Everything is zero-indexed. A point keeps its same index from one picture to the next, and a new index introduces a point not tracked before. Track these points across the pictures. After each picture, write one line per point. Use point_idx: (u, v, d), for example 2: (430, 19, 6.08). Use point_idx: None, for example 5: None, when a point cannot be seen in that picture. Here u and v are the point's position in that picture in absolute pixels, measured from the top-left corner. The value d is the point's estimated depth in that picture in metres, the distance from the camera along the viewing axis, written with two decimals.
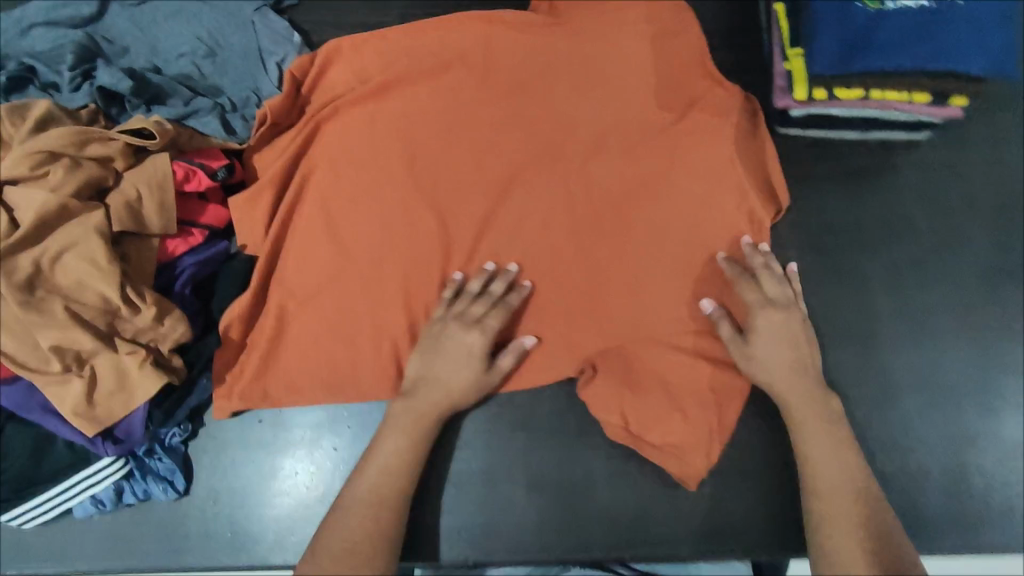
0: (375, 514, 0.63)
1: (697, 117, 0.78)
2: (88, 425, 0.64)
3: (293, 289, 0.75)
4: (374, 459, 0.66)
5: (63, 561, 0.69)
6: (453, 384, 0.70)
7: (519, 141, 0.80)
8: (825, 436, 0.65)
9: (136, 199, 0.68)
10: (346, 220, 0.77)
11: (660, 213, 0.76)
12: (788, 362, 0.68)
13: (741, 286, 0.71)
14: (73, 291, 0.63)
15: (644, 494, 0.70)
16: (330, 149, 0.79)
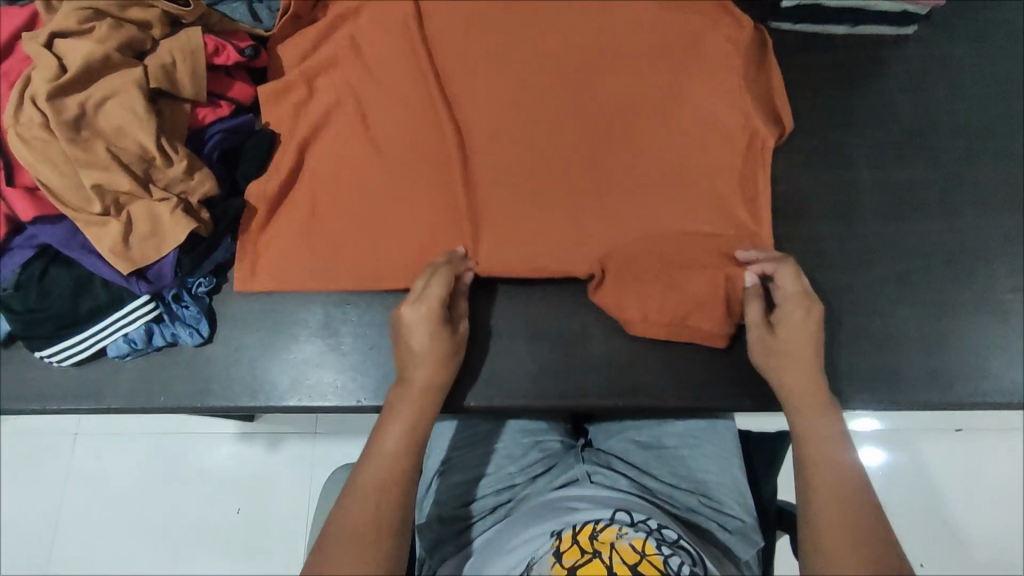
0: (380, 496, 0.60)
1: (705, 38, 0.79)
2: (124, 263, 0.70)
3: (310, 161, 0.80)
4: (378, 443, 0.63)
5: (104, 397, 0.76)
6: (430, 369, 0.68)
7: (524, 35, 0.82)
8: (824, 427, 0.63)
9: (172, 63, 0.73)
10: (363, 106, 0.81)
11: (665, 100, 0.79)
12: (804, 351, 0.66)
13: (780, 275, 0.69)
14: (113, 137, 0.69)
15: (636, 347, 0.75)
16: (337, 39, 0.83)
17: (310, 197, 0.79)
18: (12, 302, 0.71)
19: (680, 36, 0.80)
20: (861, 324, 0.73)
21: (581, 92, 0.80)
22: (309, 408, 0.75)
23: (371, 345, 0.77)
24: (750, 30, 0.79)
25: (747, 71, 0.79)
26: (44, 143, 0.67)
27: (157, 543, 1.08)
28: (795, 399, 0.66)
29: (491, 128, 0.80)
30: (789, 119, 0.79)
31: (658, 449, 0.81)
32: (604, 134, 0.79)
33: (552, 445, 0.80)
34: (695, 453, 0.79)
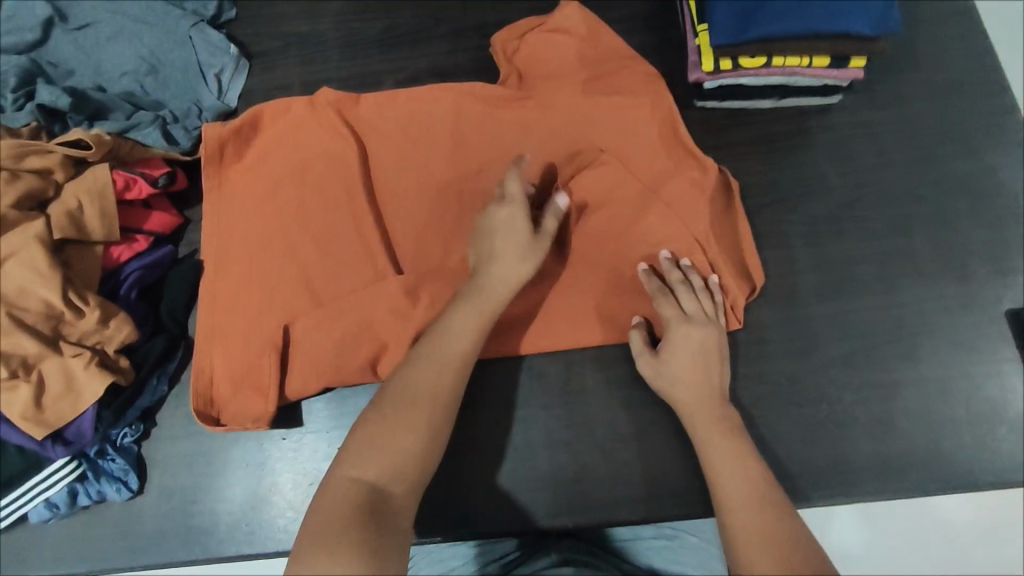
0: (437, 371, 0.63)
1: (668, 184, 0.74)
2: (36, 428, 0.66)
3: (232, 282, 0.75)
4: (434, 341, 0.65)
5: (28, 565, 0.71)
6: (512, 231, 0.68)
7: (449, 141, 0.77)
8: (731, 441, 0.63)
9: (78, 208, 0.71)
10: (281, 211, 0.76)
11: (601, 194, 0.74)
12: (698, 392, 0.66)
13: (657, 301, 0.70)
14: (16, 298, 0.66)
15: (587, 457, 0.72)
16: (263, 156, 0.80)
17: (232, 328, 0.74)
18: None
19: (643, 173, 0.74)
20: (809, 412, 0.72)
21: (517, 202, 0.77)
22: (249, 555, 0.72)
23: (311, 481, 0.73)
24: (714, 175, 0.74)
25: (712, 216, 0.74)
26: None
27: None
28: (696, 423, 0.66)
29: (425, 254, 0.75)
30: (757, 275, 0.74)
31: (636, 542, 0.79)
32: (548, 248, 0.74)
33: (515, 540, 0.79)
34: (675, 545, 0.79)
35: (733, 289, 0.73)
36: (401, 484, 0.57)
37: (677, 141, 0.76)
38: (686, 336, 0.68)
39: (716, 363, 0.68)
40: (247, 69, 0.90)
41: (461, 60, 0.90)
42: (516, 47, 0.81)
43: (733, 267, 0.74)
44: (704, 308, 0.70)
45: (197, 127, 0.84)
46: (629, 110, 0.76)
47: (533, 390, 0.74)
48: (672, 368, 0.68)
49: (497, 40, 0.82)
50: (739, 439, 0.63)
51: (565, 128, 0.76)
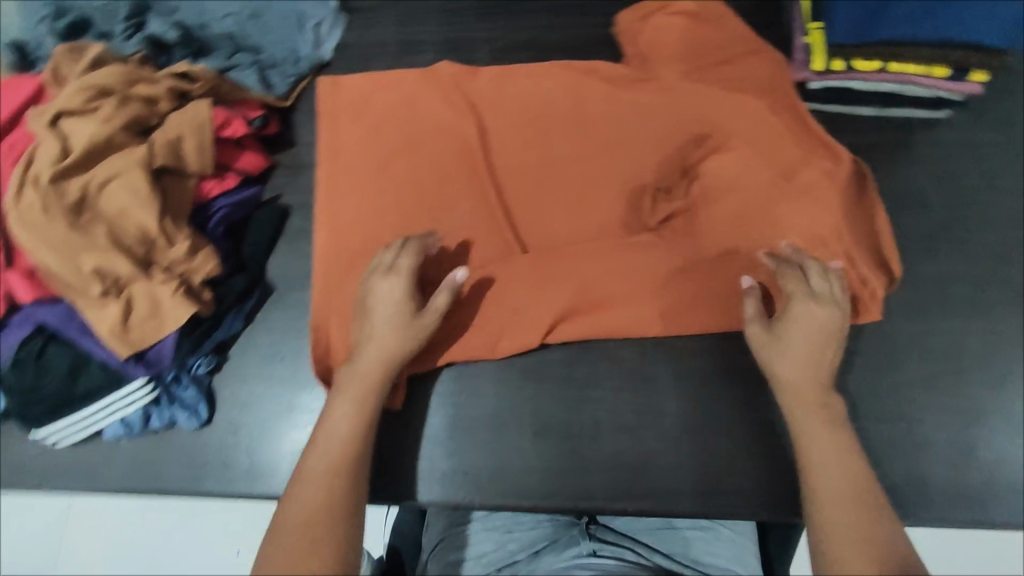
0: (340, 442, 0.63)
1: (802, 171, 0.77)
2: (120, 347, 0.68)
3: (339, 230, 0.79)
4: (317, 444, 0.63)
5: (98, 480, 0.74)
6: (394, 308, 0.69)
7: (554, 125, 0.82)
8: (829, 430, 0.62)
9: (178, 138, 0.72)
10: (399, 167, 0.80)
11: (726, 184, 0.78)
12: (808, 381, 0.65)
13: (783, 275, 0.70)
14: (116, 218, 0.68)
15: (651, 446, 0.72)
16: (376, 114, 0.83)
17: (354, 261, 0.77)
18: (9, 380, 0.69)
19: (771, 168, 0.78)
20: (886, 431, 0.70)
21: (609, 185, 0.80)
22: None
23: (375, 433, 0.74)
24: (849, 164, 0.76)
25: (844, 210, 0.76)
26: (41, 225, 0.65)
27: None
28: (796, 410, 0.64)
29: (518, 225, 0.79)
30: (897, 266, 0.74)
31: (670, 529, 0.76)
32: (652, 223, 0.78)
33: (550, 525, 0.77)
34: (711, 536, 0.75)
35: (870, 281, 0.73)
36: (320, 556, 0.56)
37: (806, 131, 0.79)
38: (810, 317, 0.67)
39: (826, 353, 0.67)
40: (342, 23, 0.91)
41: (560, 38, 0.90)
42: (638, 29, 0.86)
43: (866, 261, 0.74)
44: (835, 291, 0.69)
45: (293, 75, 0.86)
46: (752, 100, 0.80)
47: (608, 370, 0.75)
48: (790, 346, 0.66)
49: (620, 19, 0.87)
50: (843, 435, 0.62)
51: (675, 112, 0.81)
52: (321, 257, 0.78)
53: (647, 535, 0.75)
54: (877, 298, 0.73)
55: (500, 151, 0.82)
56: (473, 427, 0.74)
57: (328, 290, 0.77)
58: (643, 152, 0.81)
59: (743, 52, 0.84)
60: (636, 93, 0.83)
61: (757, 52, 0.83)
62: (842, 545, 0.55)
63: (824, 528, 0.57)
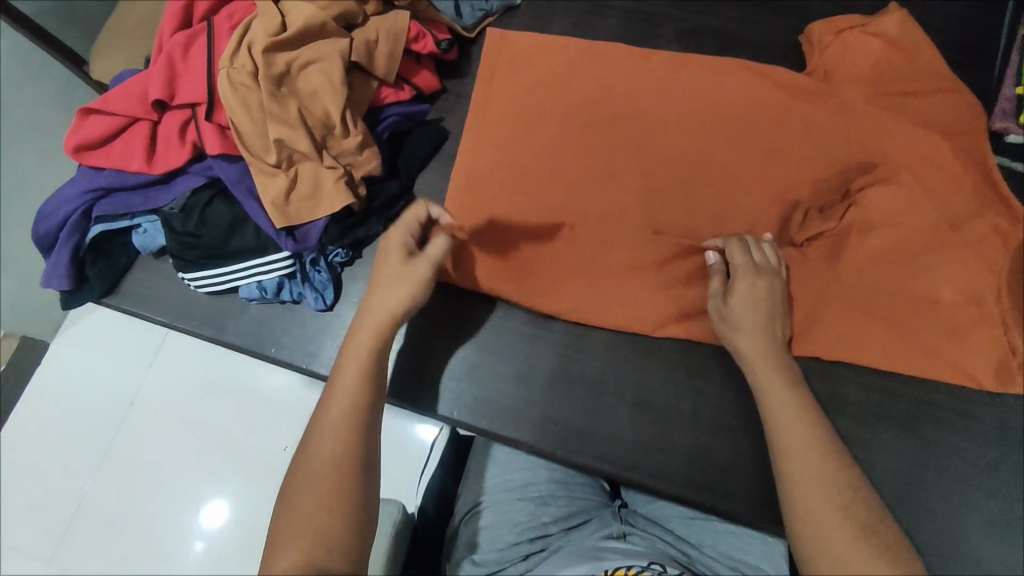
0: (337, 429, 0.58)
1: (970, 223, 0.73)
2: (278, 217, 0.73)
3: (491, 166, 0.81)
4: (323, 419, 0.58)
5: (223, 330, 0.80)
6: (386, 258, 0.69)
7: (722, 117, 0.80)
8: (794, 405, 0.61)
9: (376, 41, 0.76)
10: (562, 123, 0.82)
11: (888, 217, 0.74)
12: (762, 353, 0.66)
13: (730, 248, 0.71)
14: (306, 99, 0.73)
15: (746, 453, 0.71)
16: (550, 67, 0.85)
17: (500, 203, 0.79)
18: (173, 223, 0.76)
19: (943, 210, 0.74)
20: (998, 504, 0.68)
21: (765, 187, 0.77)
22: (400, 403, 0.76)
23: (475, 362, 0.77)
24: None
25: (1013, 274, 0.72)
26: (247, 91, 0.71)
27: (203, 462, 1.03)
28: (765, 387, 0.63)
29: (666, 202, 0.78)
30: None
31: (700, 519, 0.72)
32: (797, 240, 0.76)
33: (584, 499, 0.77)
34: (740, 534, 0.70)
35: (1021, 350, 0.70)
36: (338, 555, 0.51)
37: (987, 179, 0.74)
38: (753, 287, 0.68)
39: (777, 319, 0.69)
40: None
41: (748, 31, 0.88)
42: (830, 42, 0.81)
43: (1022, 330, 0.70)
44: (773, 261, 0.71)
45: (482, 9, 0.88)
46: (935, 139, 0.75)
47: (720, 368, 0.74)
48: (735, 308, 0.68)
49: (811, 28, 0.83)
50: (818, 421, 0.60)
51: (854, 133, 0.78)
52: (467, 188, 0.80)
53: (676, 522, 0.73)
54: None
55: (663, 132, 0.81)
56: (574, 387, 0.75)
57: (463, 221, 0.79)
58: (808, 164, 0.78)
59: (948, 87, 0.78)
60: (820, 106, 0.79)
61: (950, 90, 0.77)
62: (829, 538, 0.51)
63: (808, 518, 0.53)
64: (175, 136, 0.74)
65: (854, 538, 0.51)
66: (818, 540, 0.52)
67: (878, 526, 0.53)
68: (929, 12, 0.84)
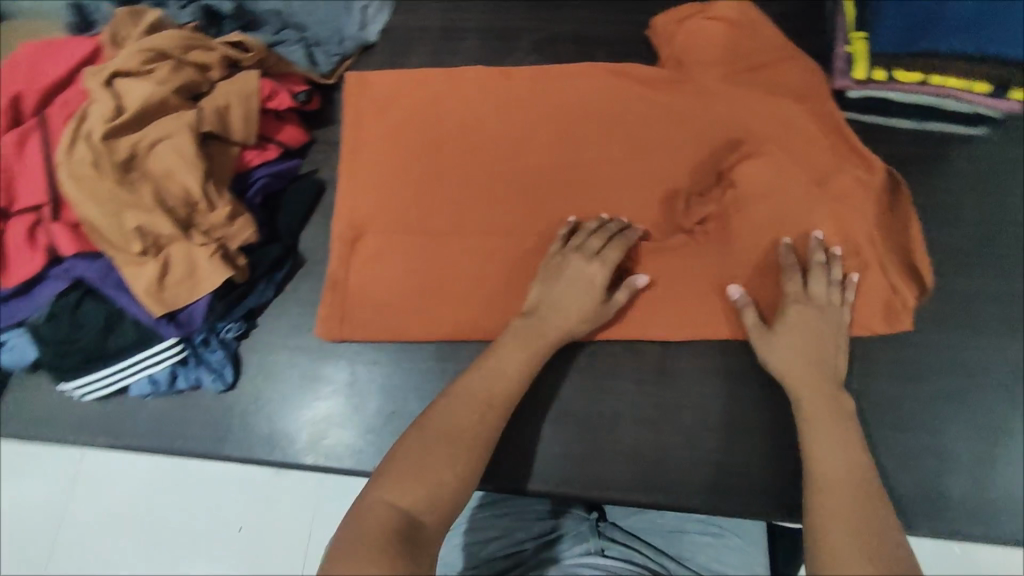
0: (482, 410, 0.63)
1: (835, 178, 0.77)
2: (156, 305, 0.69)
3: (372, 208, 0.80)
4: (439, 413, 0.62)
5: (123, 434, 0.75)
6: (584, 291, 0.71)
7: (590, 118, 0.82)
8: (835, 429, 0.62)
9: (227, 107, 0.73)
10: (436, 153, 0.81)
11: (760, 189, 0.77)
12: (813, 384, 0.66)
13: (788, 274, 0.71)
14: (163, 180, 0.70)
15: (668, 441, 0.73)
16: (412, 99, 0.84)
17: (391, 247, 0.78)
18: (41, 331, 0.70)
19: (806, 173, 0.77)
20: (910, 433, 0.71)
21: (642, 180, 0.79)
22: (325, 468, 0.74)
23: (395, 409, 0.75)
24: (881, 174, 0.76)
25: (876, 215, 0.76)
26: (93, 181, 0.66)
27: (146, 566, 0.97)
28: (809, 419, 0.64)
29: (553, 212, 0.79)
30: (926, 274, 0.75)
31: (681, 533, 0.77)
32: (687, 224, 0.78)
33: (564, 514, 0.77)
34: (720, 544, 0.76)
35: (900, 289, 0.74)
36: (428, 504, 0.55)
37: (841, 137, 0.78)
38: (803, 314, 0.69)
39: (828, 353, 0.68)
40: (384, 10, 0.91)
41: (600, 31, 0.91)
42: (674, 31, 0.85)
43: (898, 269, 0.75)
44: (835, 297, 0.70)
45: (338, 55, 0.88)
46: (788, 105, 0.79)
47: (631, 362, 0.76)
48: (780, 336, 0.68)
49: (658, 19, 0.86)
50: (856, 453, 0.61)
51: (712, 113, 0.81)
52: (349, 234, 0.79)
53: (656, 536, 0.77)
54: (908, 305, 0.74)
55: (537, 144, 0.81)
56: None
57: (359, 272, 0.78)
58: (679, 149, 0.80)
59: (790, 54, 0.81)
60: (677, 91, 0.82)
61: (793, 57, 0.81)
62: (835, 548, 0.52)
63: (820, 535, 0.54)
64: (22, 242, 0.69)
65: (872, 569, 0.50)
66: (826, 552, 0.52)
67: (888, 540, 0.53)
68: None
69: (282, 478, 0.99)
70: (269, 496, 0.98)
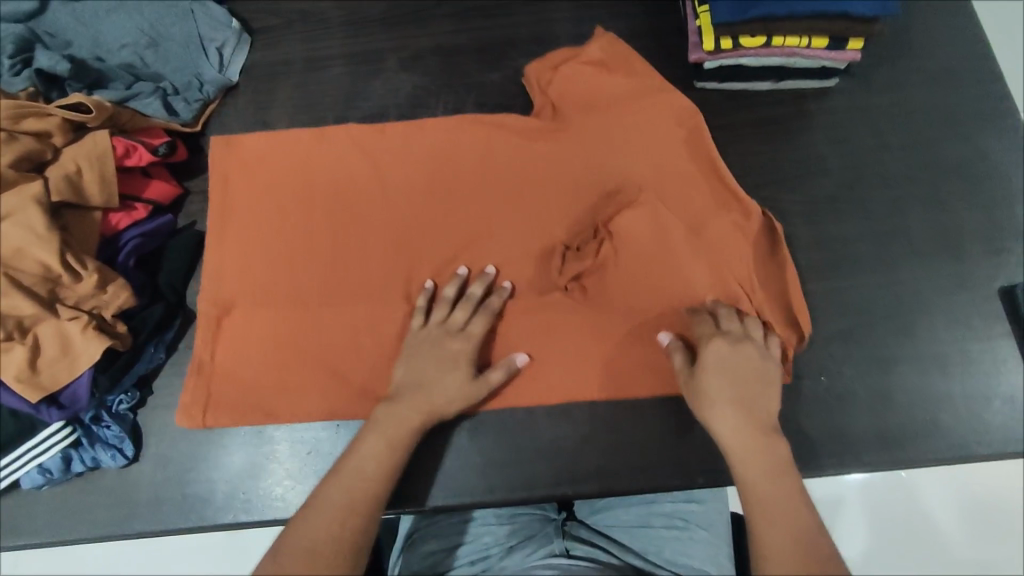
0: (343, 516, 0.61)
1: (709, 225, 0.77)
2: (31, 391, 0.65)
3: (257, 255, 0.78)
4: (298, 532, 0.59)
5: (20, 532, 0.71)
6: (451, 367, 0.71)
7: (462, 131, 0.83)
8: (773, 472, 0.62)
9: (77, 172, 0.70)
10: (315, 187, 0.81)
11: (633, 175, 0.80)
12: (742, 430, 0.64)
13: (699, 325, 0.72)
14: (12, 260, 0.65)
15: (585, 429, 0.74)
16: (284, 140, 0.83)
17: (282, 289, 0.77)
18: None
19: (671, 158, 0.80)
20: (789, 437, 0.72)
21: (522, 182, 0.81)
22: (247, 523, 0.72)
23: (309, 449, 0.74)
24: (756, 221, 0.77)
25: (750, 261, 0.77)
26: None
27: None
28: (742, 465, 0.63)
29: (438, 226, 0.79)
30: (806, 323, 0.75)
31: (647, 528, 0.77)
32: (562, 282, 0.78)
33: (526, 518, 0.77)
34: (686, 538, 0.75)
35: (779, 337, 0.74)
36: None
37: (715, 183, 0.79)
38: (719, 353, 0.68)
39: (758, 392, 0.66)
40: (244, 48, 0.90)
41: (463, 40, 0.91)
42: (550, 79, 0.85)
43: (776, 316, 0.76)
44: (751, 336, 0.70)
45: (199, 100, 0.86)
46: (652, 112, 0.82)
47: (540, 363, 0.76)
48: (704, 381, 0.67)
49: (530, 71, 0.86)
50: (792, 498, 0.60)
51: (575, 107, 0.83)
52: (236, 280, 0.78)
53: (621, 532, 0.77)
54: (789, 355, 0.74)
55: (416, 162, 0.82)
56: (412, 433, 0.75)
57: (226, 353, 0.75)
58: (552, 147, 0.82)
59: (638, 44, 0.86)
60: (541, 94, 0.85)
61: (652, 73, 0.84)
62: None
63: None
64: None
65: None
66: None
67: None
68: None
69: (241, 531, 0.99)
70: (227, 556, 0.97)
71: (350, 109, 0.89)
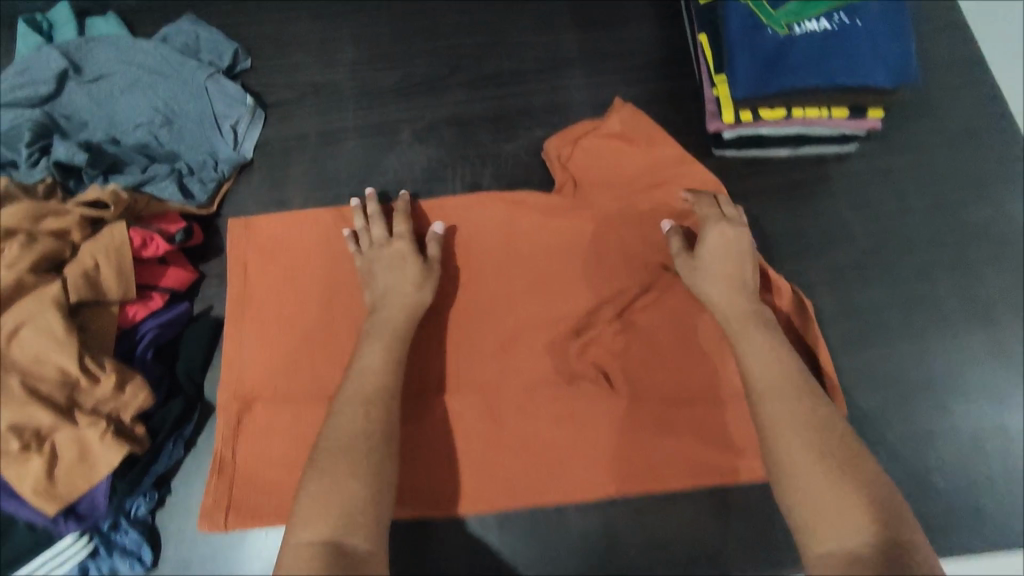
0: (365, 412, 0.62)
1: None
2: (49, 504, 0.63)
3: (276, 347, 0.76)
4: (327, 436, 0.61)
5: None
6: (393, 262, 0.74)
7: (482, 208, 0.82)
8: (762, 336, 0.65)
9: (95, 267, 0.69)
10: (334, 270, 0.80)
11: (658, 252, 0.79)
12: (735, 302, 0.69)
13: (699, 204, 0.76)
14: (32, 367, 0.63)
15: (619, 519, 0.72)
16: (297, 224, 0.82)
17: (303, 382, 0.75)
18: None
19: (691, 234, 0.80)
20: None
21: (545, 258, 0.80)
22: None
23: None
24: (787, 296, 0.76)
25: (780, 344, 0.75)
26: None
27: None
28: (739, 335, 0.67)
29: (462, 307, 0.78)
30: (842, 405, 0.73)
31: None
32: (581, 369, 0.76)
33: None
34: None
35: None
36: (360, 531, 0.54)
37: None
38: (721, 236, 0.73)
39: (744, 268, 0.71)
40: (260, 122, 0.89)
41: (478, 109, 0.91)
42: (570, 153, 0.85)
43: None
44: (742, 219, 0.75)
45: (215, 179, 0.84)
46: (675, 186, 0.81)
47: (571, 451, 0.73)
48: (704, 258, 0.72)
49: (552, 146, 0.86)
50: (787, 358, 0.63)
51: (596, 182, 0.83)
52: (263, 375, 0.75)
53: None
54: None
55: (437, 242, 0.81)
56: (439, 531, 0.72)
57: (247, 453, 0.72)
58: (575, 223, 0.81)
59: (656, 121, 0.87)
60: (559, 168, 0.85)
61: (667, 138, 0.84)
62: (806, 468, 0.54)
63: (788, 461, 0.55)
64: None
65: (848, 482, 0.52)
66: (801, 479, 0.54)
67: (852, 448, 0.55)
68: (617, 48, 0.94)
69: None
70: None
71: (366, 184, 0.88)
